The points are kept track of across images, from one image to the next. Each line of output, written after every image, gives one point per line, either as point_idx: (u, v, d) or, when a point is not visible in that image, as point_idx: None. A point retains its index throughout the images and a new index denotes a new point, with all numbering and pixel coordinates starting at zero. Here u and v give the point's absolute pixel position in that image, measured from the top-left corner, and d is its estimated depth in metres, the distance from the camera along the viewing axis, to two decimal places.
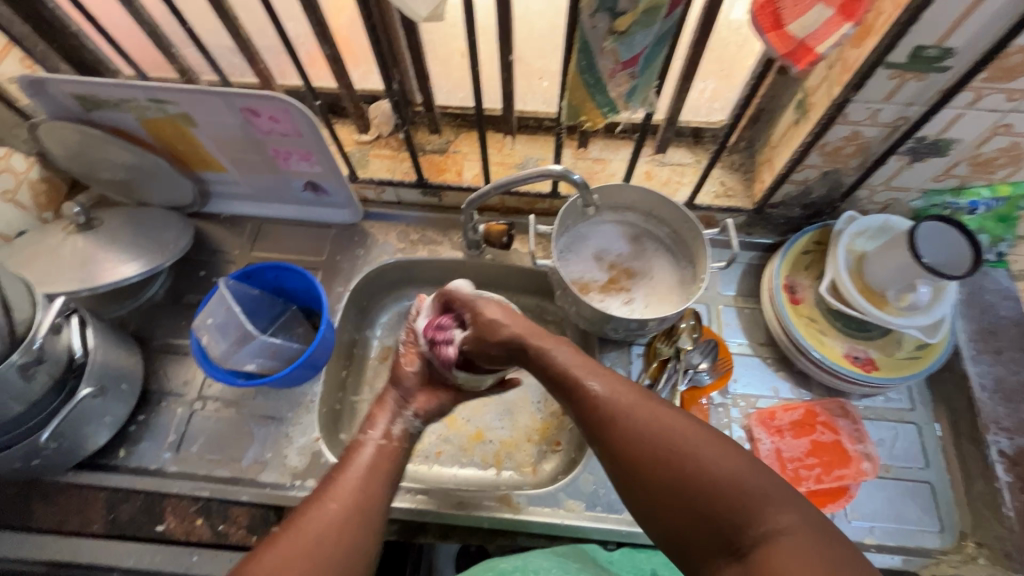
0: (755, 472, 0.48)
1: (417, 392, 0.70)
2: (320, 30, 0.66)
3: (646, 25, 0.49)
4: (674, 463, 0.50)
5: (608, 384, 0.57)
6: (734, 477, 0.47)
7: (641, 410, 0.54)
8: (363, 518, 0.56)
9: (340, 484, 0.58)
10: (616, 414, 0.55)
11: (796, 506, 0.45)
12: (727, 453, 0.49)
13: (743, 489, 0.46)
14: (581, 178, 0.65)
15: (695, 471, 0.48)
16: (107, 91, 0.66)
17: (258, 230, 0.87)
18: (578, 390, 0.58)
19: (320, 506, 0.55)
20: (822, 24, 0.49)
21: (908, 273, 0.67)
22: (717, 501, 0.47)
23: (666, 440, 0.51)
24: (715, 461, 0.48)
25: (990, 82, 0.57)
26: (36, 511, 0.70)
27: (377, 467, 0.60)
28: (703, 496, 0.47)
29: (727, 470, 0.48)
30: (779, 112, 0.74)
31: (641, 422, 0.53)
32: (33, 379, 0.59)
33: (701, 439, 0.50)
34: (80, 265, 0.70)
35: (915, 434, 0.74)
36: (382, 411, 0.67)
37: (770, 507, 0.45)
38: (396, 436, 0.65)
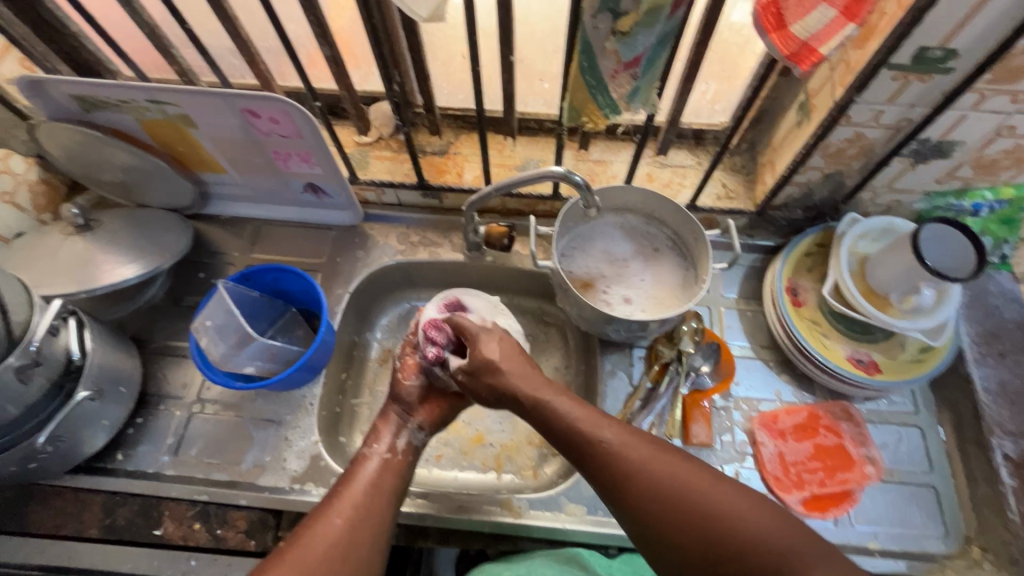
0: (786, 527, 0.48)
1: (419, 406, 0.68)
2: (320, 31, 0.65)
3: (649, 25, 0.48)
4: (705, 525, 0.49)
5: (620, 436, 0.55)
6: (769, 537, 0.48)
7: (660, 463, 0.53)
8: (370, 534, 0.55)
9: (345, 498, 0.56)
10: (635, 472, 0.53)
11: (828, 559, 0.46)
12: (756, 509, 0.49)
13: (778, 548, 0.47)
14: (583, 179, 0.64)
15: (729, 533, 0.48)
16: (106, 92, 0.66)
17: (257, 232, 0.87)
18: (588, 444, 0.55)
19: (327, 521, 0.54)
20: (825, 24, 0.49)
21: (912, 276, 0.67)
22: (755, 561, 0.47)
23: (693, 499, 0.50)
24: (747, 520, 0.49)
25: (995, 83, 0.56)
26: (32, 515, 0.69)
27: (382, 480, 0.59)
28: (739, 557, 0.48)
29: (761, 529, 0.48)
30: (782, 113, 0.74)
31: (664, 481, 0.52)
32: (30, 381, 0.59)
33: (728, 494, 0.50)
34: (78, 267, 0.70)
35: (919, 437, 0.74)
36: (385, 426, 0.65)
37: (807, 564, 0.46)
38: (401, 450, 0.63)
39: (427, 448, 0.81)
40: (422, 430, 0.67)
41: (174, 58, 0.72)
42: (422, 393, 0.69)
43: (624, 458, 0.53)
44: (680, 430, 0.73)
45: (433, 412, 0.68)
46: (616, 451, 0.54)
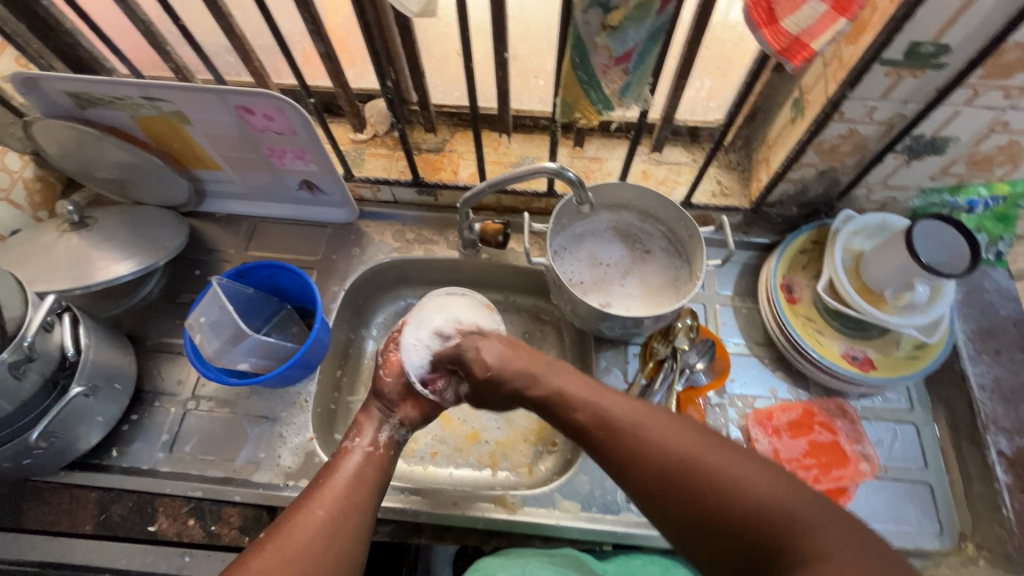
0: (787, 490, 0.44)
1: (401, 402, 0.67)
2: (314, 28, 0.66)
3: (638, 21, 0.48)
4: (699, 490, 0.46)
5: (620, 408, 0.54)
6: (766, 501, 0.44)
7: (659, 428, 0.51)
8: (351, 525, 0.54)
9: (328, 490, 0.56)
10: (633, 438, 0.51)
11: (834, 523, 0.42)
12: (753, 471, 0.46)
13: (777, 511, 0.43)
14: (576, 176, 0.64)
15: (725, 497, 0.45)
16: (101, 89, 0.66)
17: (253, 229, 0.87)
18: (590, 420, 0.55)
19: (307, 512, 0.53)
20: (816, 19, 0.48)
21: (906, 271, 0.66)
22: (751, 527, 0.43)
23: (688, 462, 0.47)
24: (745, 482, 0.45)
25: (987, 79, 0.56)
26: (27, 512, 0.69)
27: (365, 474, 0.59)
28: (734, 522, 0.44)
29: (759, 492, 0.44)
30: (776, 110, 0.74)
31: (660, 445, 0.49)
32: (23, 377, 0.59)
33: (726, 457, 0.47)
34: (72, 264, 0.70)
35: (914, 434, 0.74)
36: (367, 421, 0.65)
37: (809, 528, 0.42)
38: (384, 443, 0.63)
39: (423, 445, 0.81)
40: (404, 426, 0.66)
41: (169, 55, 0.72)
42: (405, 389, 0.68)
43: (622, 421, 0.53)
44: None
45: (417, 407, 0.68)
46: (615, 419, 0.53)
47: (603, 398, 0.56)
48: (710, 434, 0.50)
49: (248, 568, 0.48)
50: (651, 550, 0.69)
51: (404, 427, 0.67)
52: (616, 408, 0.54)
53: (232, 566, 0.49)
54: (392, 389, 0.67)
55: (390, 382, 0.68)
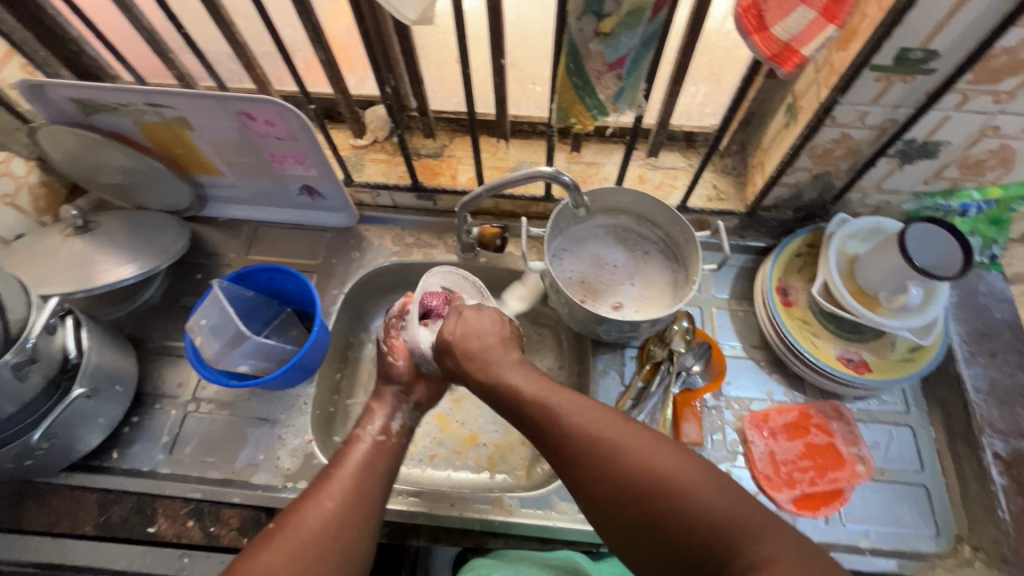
0: (732, 499, 0.45)
1: (414, 382, 0.69)
2: (314, 35, 0.67)
3: (630, 27, 0.49)
4: (648, 496, 0.47)
5: (572, 404, 0.53)
6: (714, 509, 0.45)
7: (610, 429, 0.51)
8: (360, 517, 0.55)
9: (336, 481, 0.56)
10: (582, 440, 0.51)
11: (777, 531, 0.43)
12: (703, 480, 0.46)
13: (724, 520, 0.44)
14: (572, 180, 0.65)
15: (672, 504, 0.46)
16: (105, 96, 0.67)
17: (254, 233, 0.88)
18: (541, 416, 0.54)
19: (318, 504, 0.54)
20: (806, 25, 0.49)
21: (899, 274, 0.67)
22: (698, 534, 0.44)
23: (636, 468, 0.48)
24: (693, 490, 0.46)
25: (976, 84, 0.57)
26: (28, 512, 0.70)
27: (372, 465, 0.59)
28: (681, 529, 0.45)
29: (707, 500, 0.45)
30: (770, 115, 0.75)
31: (609, 449, 0.49)
32: (26, 378, 0.59)
33: (680, 464, 0.47)
34: (76, 267, 0.71)
35: (910, 437, 0.74)
36: (380, 406, 0.67)
37: (752, 538, 0.43)
38: (394, 432, 0.64)
39: (421, 448, 0.81)
40: (417, 408, 0.69)
41: (172, 62, 0.73)
42: (416, 369, 0.70)
43: (570, 421, 0.52)
44: (670, 427, 0.73)
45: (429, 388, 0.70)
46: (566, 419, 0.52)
47: (553, 395, 0.55)
48: (662, 441, 0.50)
49: (258, 561, 0.49)
50: None
51: (418, 408, 0.69)
52: (567, 405, 0.53)
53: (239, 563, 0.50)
54: (403, 372, 0.68)
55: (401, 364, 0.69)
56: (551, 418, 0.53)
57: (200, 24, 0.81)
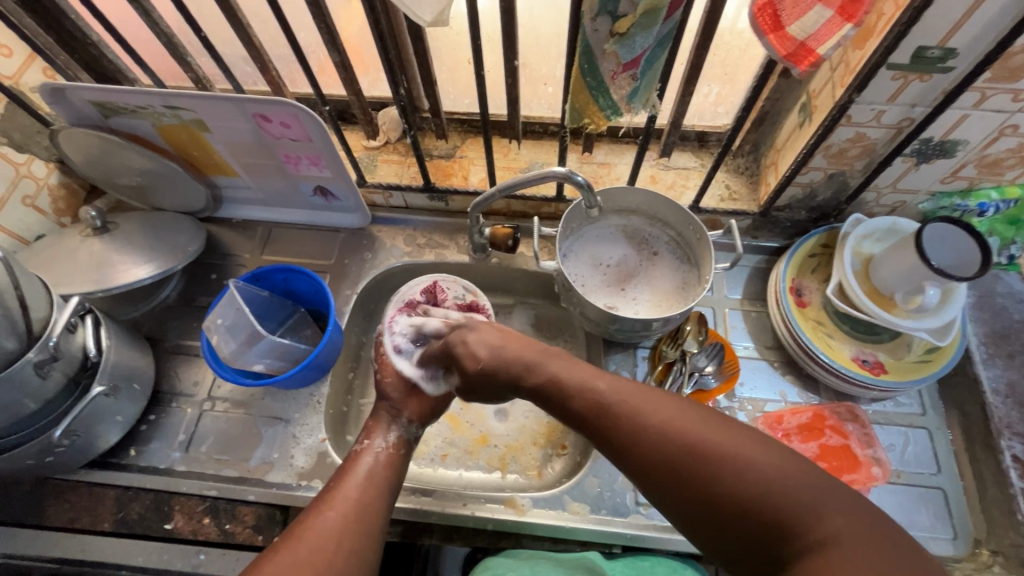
0: (794, 472, 0.42)
1: (406, 400, 0.69)
2: (330, 38, 0.67)
3: (646, 27, 0.49)
4: (702, 474, 0.44)
5: (619, 386, 0.52)
6: (774, 482, 0.42)
7: (659, 410, 0.49)
8: (362, 527, 0.54)
9: (339, 494, 0.56)
10: (630, 422, 0.49)
11: (842, 506, 0.40)
12: (763, 454, 0.44)
13: (787, 495, 0.41)
14: (585, 180, 0.65)
15: (730, 483, 0.43)
16: (125, 98, 0.68)
17: (269, 234, 0.89)
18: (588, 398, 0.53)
19: (320, 515, 0.54)
20: (822, 24, 0.49)
21: (915, 275, 0.66)
22: (759, 511, 0.42)
23: (689, 445, 0.45)
24: (751, 463, 0.43)
25: (995, 82, 0.56)
26: (48, 509, 0.71)
27: (375, 477, 0.59)
28: (740, 507, 0.42)
29: (766, 473, 0.42)
30: (784, 115, 0.74)
31: (660, 429, 0.47)
32: (48, 377, 0.60)
33: (735, 438, 0.45)
34: (95, 267, 0.72)
35: (927, 439, 0.73)
36: (377, 424, 0.66)
37: (819, 512, 0.40)
38: (393, 443, 0.64)
39: (432, 447, 0.82)
40: (412, 424, 0.67)
41: (189, 66, 0.74)
42: (407, 387, 0.70)
43: (619, 403, 0.51)
44: None
45: (422, 407, 0.69)
46: (615, 404, 0.51)
47: (596, 379, 0.54)
48: (716, 418, 0.47)
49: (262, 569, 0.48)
50: (657, 553, 0.68)
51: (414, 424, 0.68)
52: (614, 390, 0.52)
53: (251, 567, 0.49)
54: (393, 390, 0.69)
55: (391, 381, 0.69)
56: (593, 399, 0.52)
57: (216, 27, 0.82)
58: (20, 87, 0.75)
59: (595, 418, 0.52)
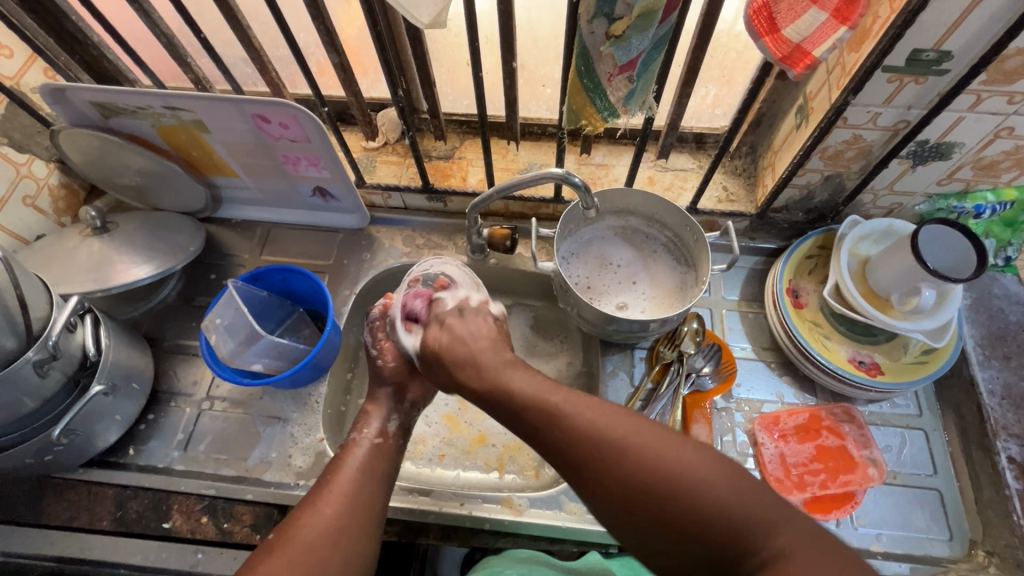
0: (748, 492, 0.43)
1: (408, 382, 0.70)
2: (329, 40, 0.68)
3: (642, 30, 0.50)
4: (656, 494, 0.44)
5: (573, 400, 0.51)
6: (728, 502, 0.43)
7: (614, 428, 0.48)
8: (359, 521, 0.55)
9: (334, 488, 0.56)
10: (588, 441, 0.48)
11: (794, 522, 0.42)
12: (717, 473, 0.44)
13: (740, 514, 0.42)
14: (582, 181, 0.65)
15: (688, 501, 0.43)
16: (125, 99, 0.69)
17: (268, 234, 0.89)
18: (540, 412, 0.52)
19: (317, 512, 0.54)
20: (817, 27, 0.49)
21: (911, 276, 0.66)
22: (714, 529, 0.42)
23: (642, 464, 0.45)
24: (706, 481, 0.44)
25: (990, 85, 0.57)
26: (46, 508, 0.71)
27: (369, 471, 0.59)
28: (697, 525, 0.43)
29: (721, 493, 0.43)
30: (781, 117, 0.75)
31: (614, 447, 0.47)
32: (47, 375, 0.61)
33: (691, 459, 0.45)
34: (94, 267, 0.73)
35: (923, 440, 0.73)
36: (376, 408, 0.67)
37: (772, 530, 0.41)
38: (392, 433, 0.65)
39: (430, 447, 0.82)
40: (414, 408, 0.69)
41: (189, 66, 0.74)
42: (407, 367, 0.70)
43: (577, 419, 0.49)
44: (680, 429, 0.73)
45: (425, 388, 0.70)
46: (565, 417, 0.50)
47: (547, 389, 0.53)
48: (671, 435, 0.47)
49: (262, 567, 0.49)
50: None
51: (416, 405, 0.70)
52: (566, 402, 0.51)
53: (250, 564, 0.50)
54: (394, 373, 0.69)
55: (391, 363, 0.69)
56: (546, 414, 0.51)
57: (216, 28, 0.83)
58: (21, 88, 0.75)
59: (545, 431, 0.51)
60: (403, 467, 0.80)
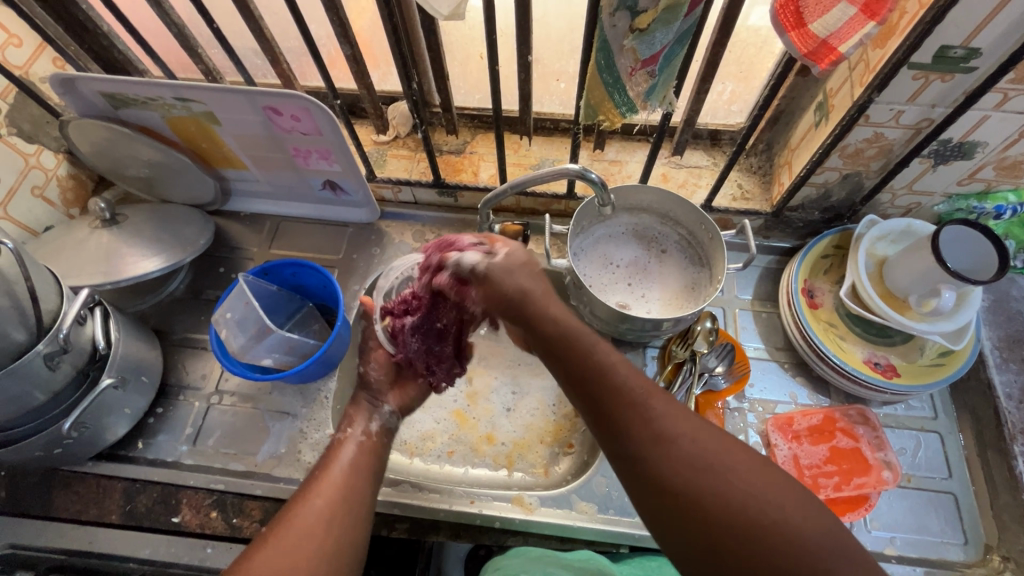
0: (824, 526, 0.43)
1: (388, 390, 0.69)
2: (342, 30, 0.67)
3: (667, 23, 0.48)
4: (729, 510, 0.43)
5: (660, 402, 0.49)
6: (801, 534, 0.42)
7: (698, 437, 0.47)
8: (349, 511, 0.55)
9: (324, 480, 0.57)
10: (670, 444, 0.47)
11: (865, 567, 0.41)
12: (802, 510, 0.43)
13: (818, 548, 0.41)
14: (598, 177, 0.64)
15: (759, 527, 0.42)
16: (135, 90, 0.68)
17: (277, 228, 0.89)
18: (623, 406, 0.49)
19: (306, 501, 0.54)
20: (845, 22, 0.48)
21: (932, 276, 0.65)
22: (778, 556, 0.41)
23: (717, 478, 0.44)
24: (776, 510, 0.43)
25: (1017, 83, 0.55)
26: (55, 500, 0.71)
27: (359, 463, 0.60)
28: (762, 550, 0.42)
29: (802, 525, 0.42)
30: (800, 114, 0.74)
31: (689, 452, 0.46)
32: (57, 368, 0.60)
33: (774, 489, 0.44)
34: (103, 260, 0.72)
35: (938, 443, 0.72)
36: (357, 412, 0.66)
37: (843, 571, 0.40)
38: (375, 433, 0.64)
39: (439, 444, 0.82)
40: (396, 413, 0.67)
41: (199, 57, 0.73)
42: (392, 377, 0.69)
43: (660, 423, 0.48)
44: None
45: (403, 399, 0.69)
46: (650, 415, 0.48)
47: (628, 375, 0.51)
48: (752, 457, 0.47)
49: (255, 557, 0.49)
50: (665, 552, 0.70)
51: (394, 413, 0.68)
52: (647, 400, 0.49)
53: (246, 554, 0.50)
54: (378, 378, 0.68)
55: (376, 373, 0.69)
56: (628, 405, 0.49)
57: None
58: (30, 77, 0.74)
59: (617, 424, 0.49)
60: (412, 464, 0.80)
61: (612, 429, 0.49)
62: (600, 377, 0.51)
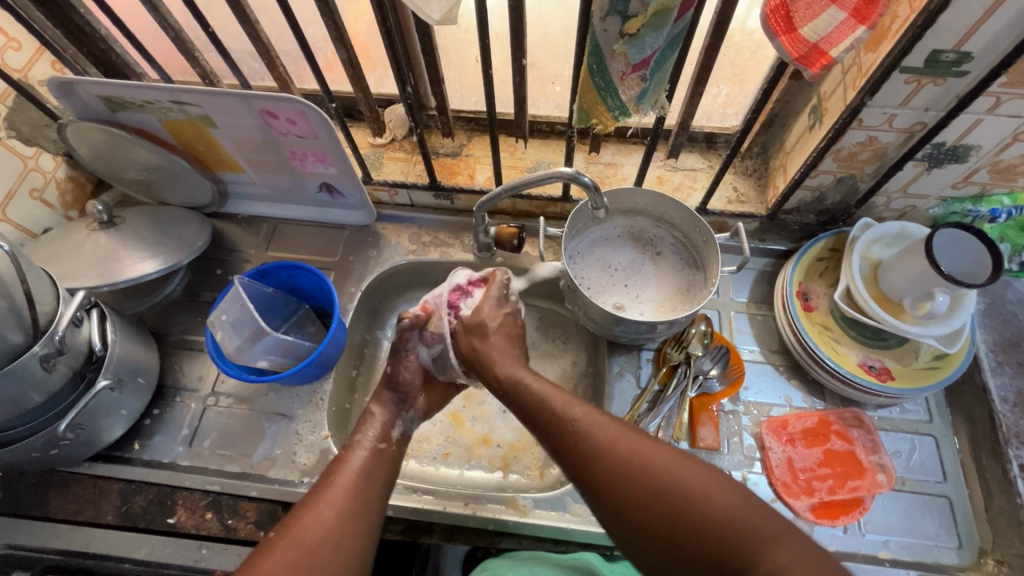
0: (754, 508, 0.46)
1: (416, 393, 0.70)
2: (337, 34, 0.67)
3: (657, 28, 0.49)
4: (654, 505, 0.47)
5: (587, 413, 0.55)
6: (733, 515, 0.45)
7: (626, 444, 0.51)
8: (358, 522, 0.55)
9: (335, 489, 0.56)
10: (599, 452, 0.52)
11: (794, 540, 0.44)
12: (724, 492, 0.47)
13: (739, 527, 0.45)
14: (592, 181, 0.64)
15: (694, 518, 0.46)
16: (132, 93, 0.68)
17: (274, 230, 0.89)
18: (558, 424, 0.55)
19: (318, 512, 0.54)
20: (835, 27, 0.48)
21: (925, 280, 0.66)
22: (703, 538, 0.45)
23: (651, 477, 0.48)
24: (710, 496, 0.47)
25: (1009, 87, 0.55)
26: (51, 501, 0.71)
27: (371, 472, 0.59)
28: (699, 537, 0.45)
29: (723, 507, 0.46)
30: (794, 117, 0.74)
31: (616, 456, 0.51)
32: (53, 370, 0.61)
33: (698, 479, 0.47)
34: (101, 262, 0.72)
35: (933, 446, 0.72)
36: (380, 412, 0.66)
37: (765, 543, 0.44)
38: (394, 439, 0.64)
39: (435, 446, 0.82)
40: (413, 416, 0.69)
41: (197, 61, 0.74)
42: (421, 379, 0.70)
43: (591, 437, 0.53)
44: (686, 431, 0.72)
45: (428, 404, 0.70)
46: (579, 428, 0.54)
47: (575, 407, 0.56)
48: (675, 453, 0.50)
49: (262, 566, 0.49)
50: None
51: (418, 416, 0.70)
52: (586, 420, 0.54)
53: (251, 561, 0.50)
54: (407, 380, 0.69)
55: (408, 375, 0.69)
56: (561, 424, 0.55)
57: (224, 21, 0.82)
58: (29, 80, 0.75)
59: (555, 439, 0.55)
60: (408, 466, 0.80)
61: (553, 445, 0.55)
62: (543, 405, 0.58)
